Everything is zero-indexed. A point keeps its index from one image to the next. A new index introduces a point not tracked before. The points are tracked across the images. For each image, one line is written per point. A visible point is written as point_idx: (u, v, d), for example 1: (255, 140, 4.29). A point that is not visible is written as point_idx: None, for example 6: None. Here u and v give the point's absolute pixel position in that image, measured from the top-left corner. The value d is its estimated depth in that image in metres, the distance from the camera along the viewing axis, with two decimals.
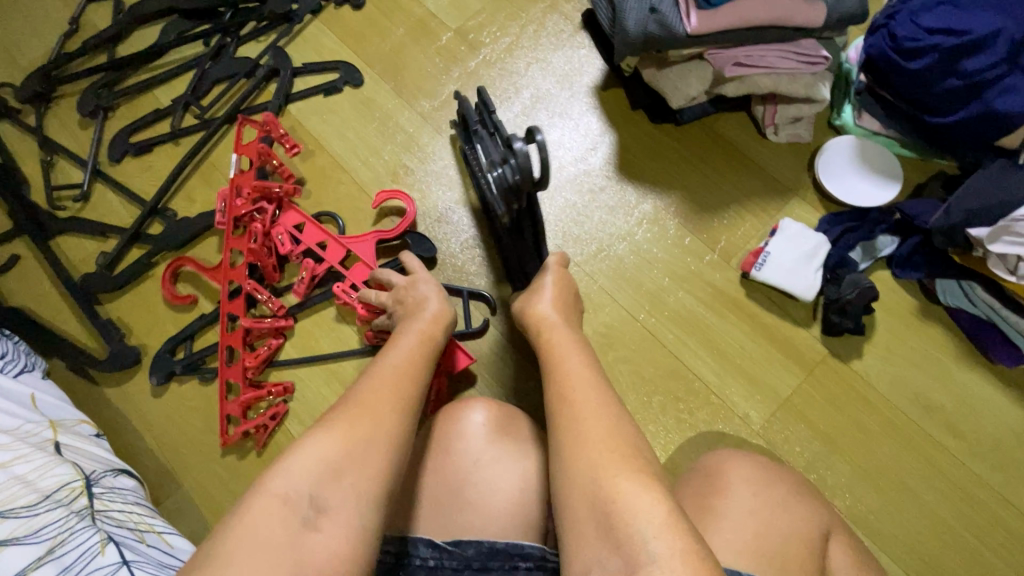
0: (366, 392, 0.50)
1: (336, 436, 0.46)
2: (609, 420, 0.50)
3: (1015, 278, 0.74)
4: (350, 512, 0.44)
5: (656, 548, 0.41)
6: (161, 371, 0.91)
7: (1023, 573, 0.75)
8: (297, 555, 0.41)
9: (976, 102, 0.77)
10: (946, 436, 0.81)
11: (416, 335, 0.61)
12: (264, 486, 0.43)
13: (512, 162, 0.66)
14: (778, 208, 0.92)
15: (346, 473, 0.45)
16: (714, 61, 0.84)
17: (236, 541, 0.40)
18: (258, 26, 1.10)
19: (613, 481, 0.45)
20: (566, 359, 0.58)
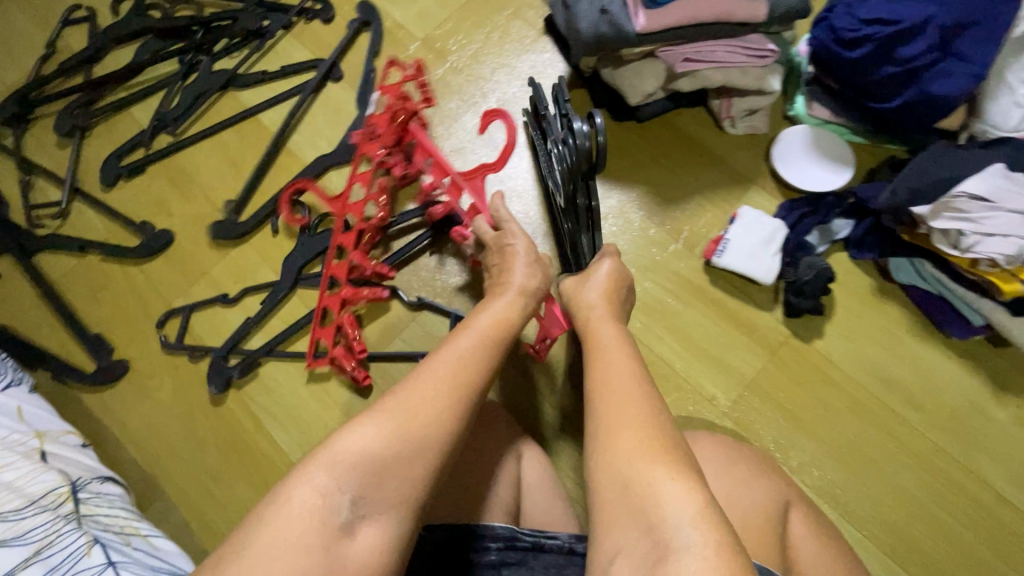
0: (425, 382, 0.55)
1: (383, 431, 0.51)
2: (648, 412, 0.53)
3: (958, 251, 0.77)
4: (384, 517, 0.50)
5: (690, 535, 0.43)
6: (219, 380, 0.93)
7: (984, 537, 0.78)
8: (331, 556, 0.46)
9: (913, 87, 0.81)
10: (905, 408, 0.83)
11: (494, 319, 0.64)
12: (308, 479, 0.49)
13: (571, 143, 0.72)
14: (738, 196, 0.95)
15: (389, 475, 0.50)
16: (666, 58, 0.88)
17: (272, 533, 0.46)
18: (231, 42, 1.13)
19: (648, 471, 0.48)
20: (606, 353, 0.60)
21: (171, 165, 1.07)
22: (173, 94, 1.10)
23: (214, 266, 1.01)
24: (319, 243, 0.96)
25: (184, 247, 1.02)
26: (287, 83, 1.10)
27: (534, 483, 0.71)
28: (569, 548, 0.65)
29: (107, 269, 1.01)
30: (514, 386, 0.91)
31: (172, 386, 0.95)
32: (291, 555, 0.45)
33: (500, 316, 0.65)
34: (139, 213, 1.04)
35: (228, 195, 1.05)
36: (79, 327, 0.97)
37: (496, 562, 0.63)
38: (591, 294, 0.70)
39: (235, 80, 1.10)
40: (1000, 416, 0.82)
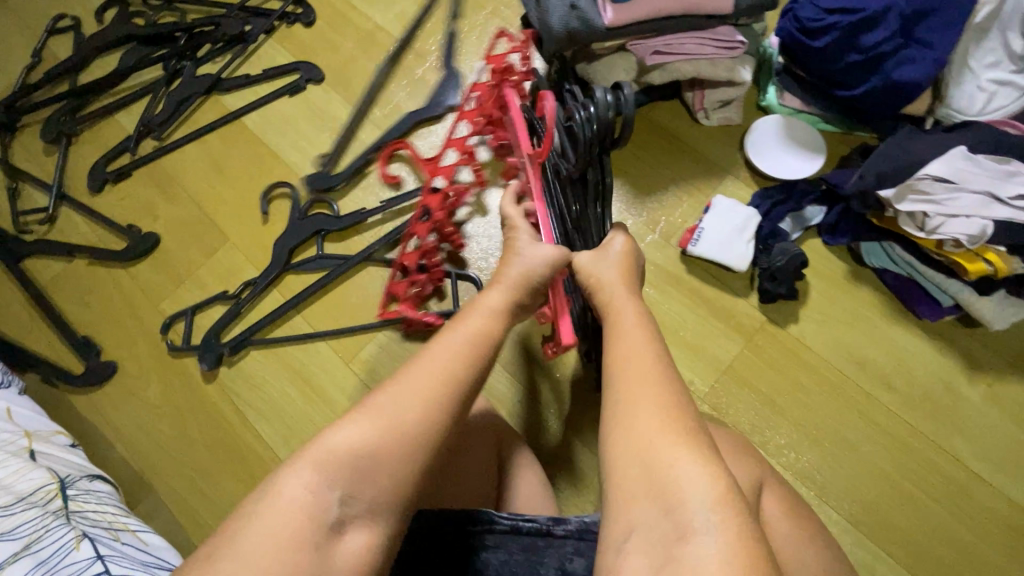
0: (419, 374, 0.53)
1: (374, 427, 0.49)
2: (669, 397, 0.52)
3: (925, 233, 0.80)
4: (374, 517, 0.48)
5: (709, 518, 0.44)
6: (210, 356, 0.95)
7: (958, 515, 0.79)
8: (320, 556, 0.44)
9: (877, 75, 0.83)
10: (879, 390, 0.85)
11: (491, 308, 0.61)
12: (296, 477, 0.46)
13: (591, 112, 0.69)
14: (714, 186, 0.97)
15: (383, 471, 0.48)
16: (636, 52, 0.89)
17: (257, 534, 0.43)
18: (214, 47, 1.14)
19: (669, 455, 0.48)
20: (626, 337, 0.59)
21: (157, 169, 1.08)
22: (158, 100, 1.11)
23: (200, 267, 1.02)
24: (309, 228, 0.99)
25: (170, 249, 1.04)
26: (270, 86, 1.12)
27: (514, 469, 0.73)
28: (547, 531, 0.64)
29: (94, 273, 1.03)
30: (497, 377, 0.93)
31: (160, 386, 0.96)
32: (276, 552, 0.43)
33: (496, 305, 0.62)
34: (125, 217, 1.06)
35: (213, 197, 1.06)
36: (68, 330, 0.98)
37: (473, 544, 0.63)
38: (609, 276, 0.68)
39: (218, 84, 1.11)
40: (972, 395, 0.84)
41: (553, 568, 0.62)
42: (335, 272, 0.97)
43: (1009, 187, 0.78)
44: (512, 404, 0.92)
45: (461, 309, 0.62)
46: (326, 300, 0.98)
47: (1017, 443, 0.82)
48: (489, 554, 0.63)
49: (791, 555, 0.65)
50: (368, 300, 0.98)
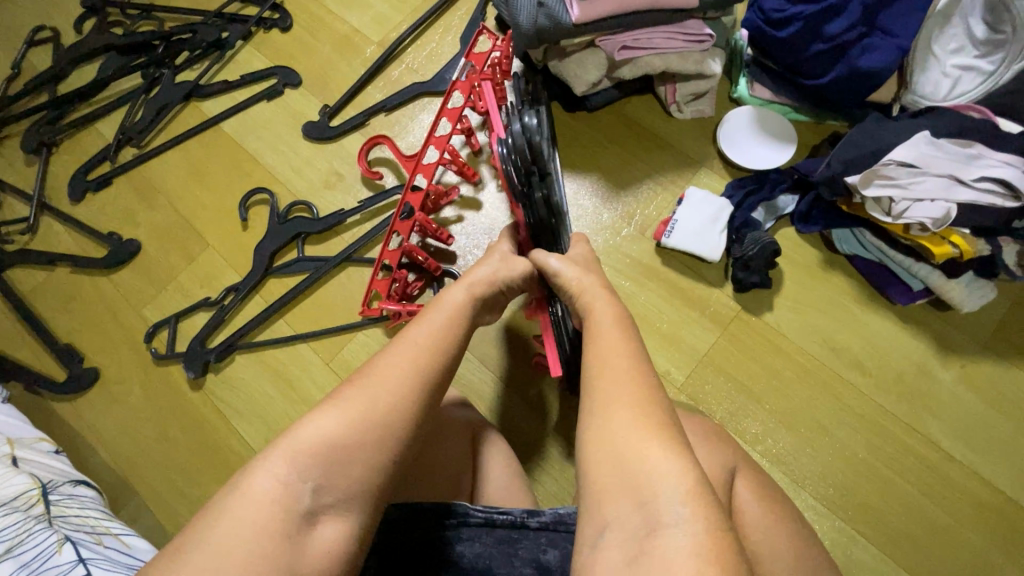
0: (385, 368, 0.53)
1: (344, 417, 0.49)
2: (643, 389, 0.50)
3: (891, 218, 0.82)
4: (346, 508, 0.48)
5: (681, 512, 0.41)
6: (196, 364, 0.95)
7: (928, 492, 0.83)
8: (293, 546, 0.44)
9: (843, 63, 0.85)
10: (852, 373, 0.88)
11: (457, 305, 0.63)
12: (265, 469, 0.46)
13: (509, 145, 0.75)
14: (687, 178, 0.98)
15: (352, 461, 0.48)
16: (605, 47, 0.90)
17: (229, 525, 0.43)
18: (191, 54, 1.15)
19: (641, 448, 0.45)
20: (603, 333, 0.57)
21: (137, 176, 1.09)
22: (137, 108, 1.12)
23: (181, 272, 1.03)
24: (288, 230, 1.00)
25: (152, 255, 1.04)
26: (249, 91, 1.13)
27: (489, 464, 0.73)
28: (521, 522, 0.64)
29: (76, 281, 1.03)
30: (478, 373, 0.94)
31: (143, 390, 0.97)
32: (249, 543, 0.43)
33: (462, 302, 0.64)
34: (106, 225, 1.07)
35: (193, 202, 1.07)
36: (50, 338, 0.99)
37: (449, 537, 0.63)
38: (583, 277, 0.67)
39: (196, 91, 1.12)
40: (944, 376, 0.87)
41: (529, 560, 0.63)
42: (316, 273, 0.97)
43: (971, 169, 0.80)
44: (493, 399, 0.93)
45: (428, 307, 0.63)
46: (308, 302, 0.99)
47: (985, 421, 0.85)
48: (465, 547, 0.63)
49: (759, 538, 0.65)
50: (347, 300, 0.98)
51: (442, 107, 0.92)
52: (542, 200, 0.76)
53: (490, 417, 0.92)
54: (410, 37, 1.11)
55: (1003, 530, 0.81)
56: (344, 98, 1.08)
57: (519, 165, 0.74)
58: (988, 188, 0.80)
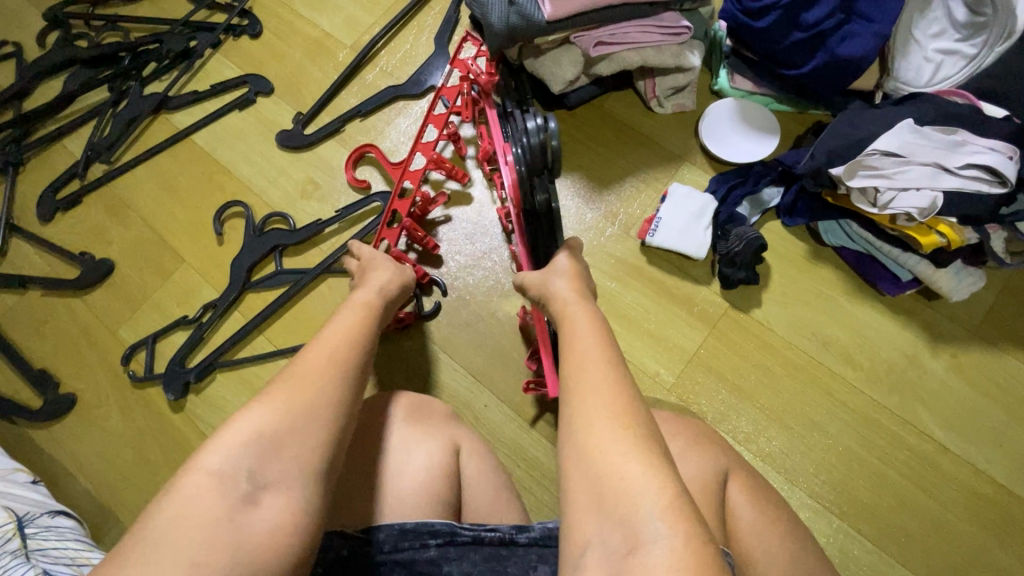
0: (306, 362, 0.53)
1: (273, 408, 0.48)
2: (619, 396, 0.48)
3: (877, 209, 0.81)
4: (289, 484, 0.46)
5: (659, 528, 0.40)
6: (176, 386, 0.93)
7: (922, 484, 0.82)
8: (234, 530, 0.43)
9: (822, 51, 0.84)
10: (842, 366, 0.87)
11: (366, 303, 0.66)
12: (197, 465, 0.45)
13: (524, 143, 0.70)
14: (671, 174, 0.95)
15: (287, 445, 0.47)
16: (581, 43, 0.87)
17: (164, 524, 0.42)
18: (159, 65, 1.12)
19: (621, 463, 0.44)
20: (578, 340, 0.56)
21: (107, 193, 1.06)
22: (105, 123, 1.09)
23: (157, 290, 1.00)
24: (265, 245, 0.97)
25: (127, 274, 1.02)
26: (220, 101, 1.10)
27: (475, 477, 0.69)
28: (509, 539, 0.63)
29: (49, 304, 1.01)
30: (463, 380, 0.92)
31: (123, 413, 0.95)
32: (186, 535, 0.42)
33: (371, 300, 0.66)
34: (77, 244, 1.04)
35: (166, 218, 1.04)
36: (23, 363, 0.96)
37: (436, 558, 0.61)
38: (559, 284, 0.67)
39: (166, 103, 1.09)
40: (935, 366, 0.86)
41: None
42: (296, 286, 0.95)
43: (957, 157, 0.79)
44: (479, 408, 0.91)
45: (342, 308, 0.64)
46: (289, 317, 0.96)
47: (979, 411, 0.84)
48: (452, 566, 0.62)
49: (753, 543, 0.64)
50: (329, 313, 0.96)
51: (427, 113, 0.91)
52: (545, 203, 0.72)
53: (477, 427, 0.90)
54: (382, 38, 1.08)
55: (999, 521, 0.81)
56: (318, 104, 1.06)
57: (527, 165, 0.70)
58: (974, 175, 0.79)
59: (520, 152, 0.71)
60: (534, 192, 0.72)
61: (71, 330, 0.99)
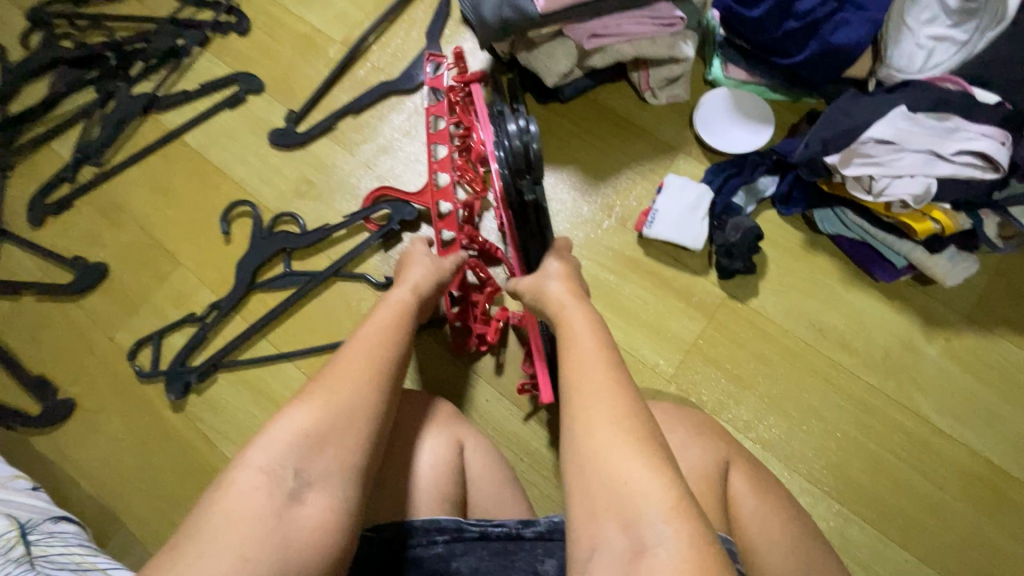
0: (347, 361, 0.54)
1: (313, 407, 0.50)
2: (623, 399, 0.50)
3: (873, 196, 0.82)
4: (331, 481, 0.48)
5: (664, 530, 0.42)
6: (177, 386, 0.93)
7: (918, 467, 0.84)
8: (280, 525, 0.45)
9: (815, 40, 0.84)
10: (839, 353, 0.88)
11: (401, 299, 0.66)
12: (246, 463, 0.47)
13: (506, 145, 0.70)
14: (666, 165, 0.96)
15: (327, 443, 0.49)
16: (574, 35, 0.87)
17: (216, 521, 0.44)
18: (147, 65, 1.10)
19: (624, 467, 0.45)
20: (578, 342, 0.57)
21: (98, 196, 1.05)
22: (94, 124, 1.08)
23: (153, 294, 1.00)
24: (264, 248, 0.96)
25: (122, 277, 1.01)
26: (210, 101, 1.08)
27: (483, 473, 0.70)
28: (516, 533, 0.64)
29: (44, 310, 1.00)
30: (466, 377, 0.92)
31: (123, 417, 0.94)
32: (237, 531, 0.44)
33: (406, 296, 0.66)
34: (70, 249, 1.03)
35: (160, 220, 1.03)
36: (20, 370, 0.95)
37: (444, 554, 0.62)
38: (554, 287, 0.68)
39: (155, 103, 1.08)
40: (930, 351, 0.87)
41: (526, 570, 0.62)
42: (303, 288, 0.94)
43: (950, 143, 0.80)
44: (481, 404, 0.91)
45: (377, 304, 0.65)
46: (291, 317, 0.96)
47: (973, 395, 0.86)
48: (460, 562, 0.62)
49: (756, 531, 0.65)
50: (330, 313, 0.96)
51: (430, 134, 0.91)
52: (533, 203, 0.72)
53: (479, 423, 0.90)
54: (373, 33, 1.07)
55: (994, 501, 0.82)
56: (309, 103, 1.05)
57: (510, 167, 0.71)
58: (967, 162, 0.79)
59: (502, 154, 0.71)
60: (521, 190, 0.72)
61: (68, 336, 0.98)
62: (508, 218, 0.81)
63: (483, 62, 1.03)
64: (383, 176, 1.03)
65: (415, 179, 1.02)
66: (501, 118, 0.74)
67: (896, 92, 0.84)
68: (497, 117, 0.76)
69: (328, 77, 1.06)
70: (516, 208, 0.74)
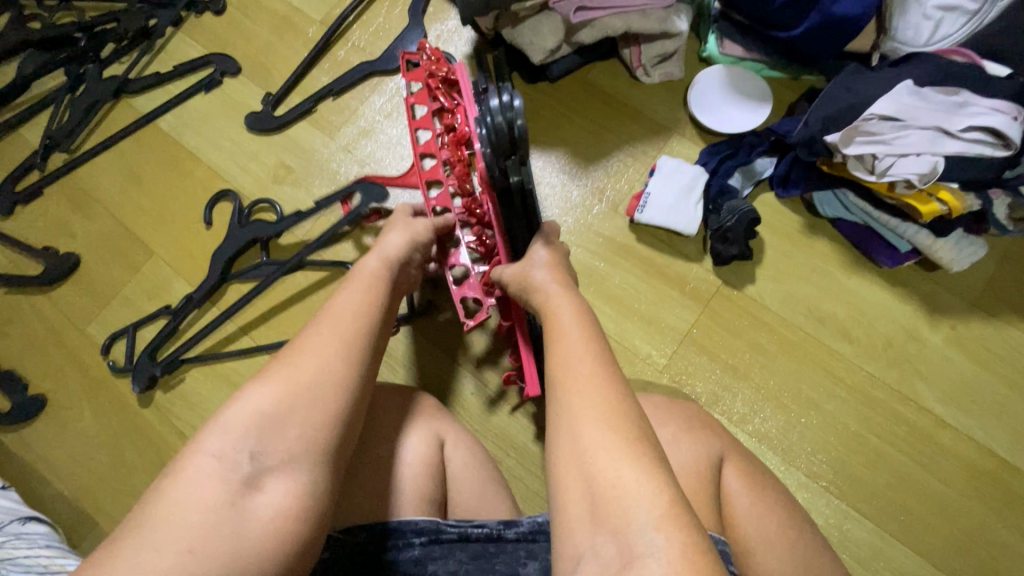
0: (310, 338, 0.50)
1: (271, 387, 0.46)
2: (613, 394, 0.46)
3: (875, 176, 0.78)
4: (293, 466, 0.44)
5: (656, 539, 0.38)
6: (142, 379, 0.89)
7: (921, 461, 0.80)
8: (236, 517, 0.41)
9: (816, 12, 0.80)
10: (839, 342, 0.84)
11: (375, 269, 0.61)
12: (199, 448, 0.43)
13: (487, 122, 0.65)
14: (659, 147, 0.91)
15: (288, 425, 0.45)
16: (560, 9, 0.83)
17: (163, 511, 0.40)
18: (118, 46, 1.05)
19: (613, 471, 0.42)
20: (565, 333, 0.53)
21: (69, 184, 1.01)
22: (63, 108, 1.03)
23: (126, 284, 0.96)
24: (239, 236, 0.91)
25: (94, 268, 0.97)
26: (185, 83, 1.04)
27: (465, 471, 0.66)
28: (497, 535, 0.61)
29: (14, 302, 0.96)
30: (450, 369, 0.88)
31: (96, 413, 0.91)
32: (188, 520, 0.40)
33: (378, 265, 0.62)
34: (40, 239, 0.99)
35: (133, 208, 1.00)
36: None
37: (420, 557, 0.59)
38: (541, 275, 0.64)
39: (127, 86, 1.03)
40: (933, 339, 0.83)
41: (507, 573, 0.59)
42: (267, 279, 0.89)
43: (959, 119, 0.76)
44: (466, 397, 0.88)
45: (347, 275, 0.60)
46: (267, 309, 0.93)
47: (978, 384, 0.82)
48: (437, 566, 0.58)
49: (750, 530, 0.62)
50: (309, 304, 0.93)
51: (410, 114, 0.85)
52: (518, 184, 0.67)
53: (465, 417, 0.87)
54: (352, 10, 1.02)
55: (999, 495, 0.79)
56: (286, 85, 1.00)
57: (493, 147, 0.66)
58: (976, 138, 0.75)
59: (485, 132, 0.66)
60: (504, 170, 0.67)
61: (39, 329, 0.95)
62: (494, 202, 0.76)
63: (467, 40, 0.99)
64: (364, 161, 0.99)
65: (397, 164, 0.98)
66: (484, 94, 0.69)
67: (904, 66, 0.79)
68: (480, 94, 0.71)
69: (305, 59, 1.01)
70: (500, 189, 0.70)
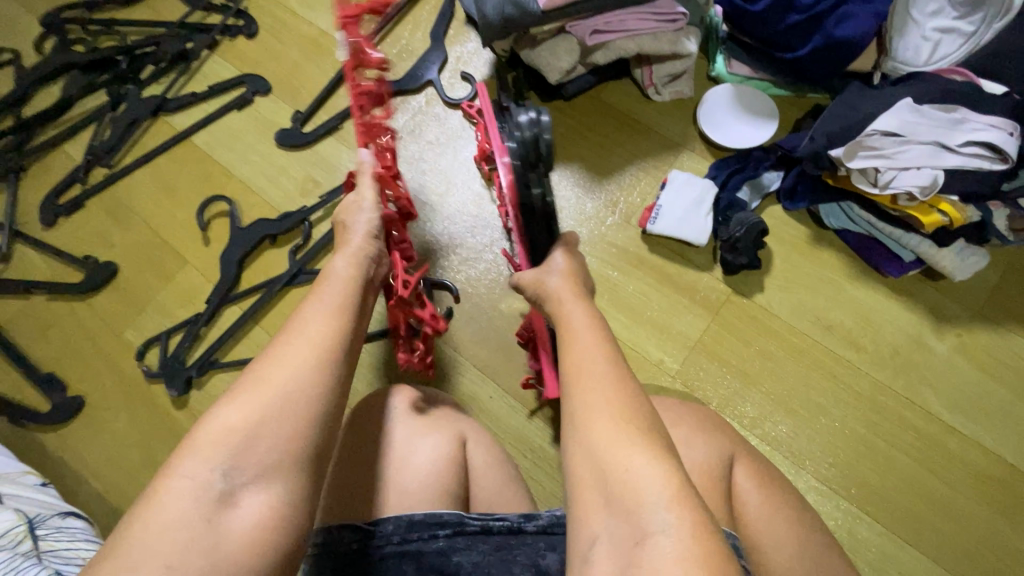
0: (278, 355, 0.52)
1: (242, 405, 0.48)
2: (621, 393, 0.50)
3: (878, 189, 0.81)
4: (270, 480, 0.46)
5: (666, 518, 0.41)
6: (179, 382, 0.94)
7: (929, 466, 0.82)
8: (213, 530, 0.43)
9: (819, 33, 0.85)
10: (846, 350, 0.87)
11: (347, 276, 0.64)
12: (174, 472, 0.45)
13: (517, 136, 0.70)
14: (670, 162, 0.95)
15: (262, 437, 0.47)
16: (576, 32, 0.88)
17: (141, 529, 0.42)
18: (157, 68, 1.11)
19: (625, 456, 0.45)
20: (577, 336, 0.57)
21: (108, 197, 1.06)
22: (104, 126, 1.09)
23: (160, 292, 1.01)
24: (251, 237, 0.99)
25: (131, 276, 1.02)
26: (218, 102, 1.10)
27: (485, 469, 0.69)
28: (518, 528, 0.64)
29: (55, 309, 1.01)
30: (467, 374, 0.92)
31: (130, 415, 0.95)
32: (167, 537, 0.42)
33: (351, 272, 0.64)
34: (81, 249, 1.04)
35: (168, 220, 1.05)
36: (31, 368, 0.97)
37: (444, 548, 0.62)
38: (556, 282, 0.68)
39: (164, 105, 1.09)
40: (940, 347, 0.86)
41: (528, 564, 0.62)
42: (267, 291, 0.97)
43: (958, 135, 0.79)
44: (485, 400, 0.91)
45: (321, 282, 0.63)
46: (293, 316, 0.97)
47: (983, 391, 0.84)
48: (462, 556, 0.62)
49: (762, 528, 0.64)
50: None
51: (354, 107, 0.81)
52: (539, 196, 0.71)
53: (481, 419, 0.90)
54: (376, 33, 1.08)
55: (1004, 499, 0.81)
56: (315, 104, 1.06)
57: (520, 158, 0.71)
58: (975, 152, 0.79)
59: (512, 145, 0.71)
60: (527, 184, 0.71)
61: (78, 334, 1.00)
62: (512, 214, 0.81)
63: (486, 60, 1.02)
64: None
65: None
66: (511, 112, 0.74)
67: (908, 84, 0.83)
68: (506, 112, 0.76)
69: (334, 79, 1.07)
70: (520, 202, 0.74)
